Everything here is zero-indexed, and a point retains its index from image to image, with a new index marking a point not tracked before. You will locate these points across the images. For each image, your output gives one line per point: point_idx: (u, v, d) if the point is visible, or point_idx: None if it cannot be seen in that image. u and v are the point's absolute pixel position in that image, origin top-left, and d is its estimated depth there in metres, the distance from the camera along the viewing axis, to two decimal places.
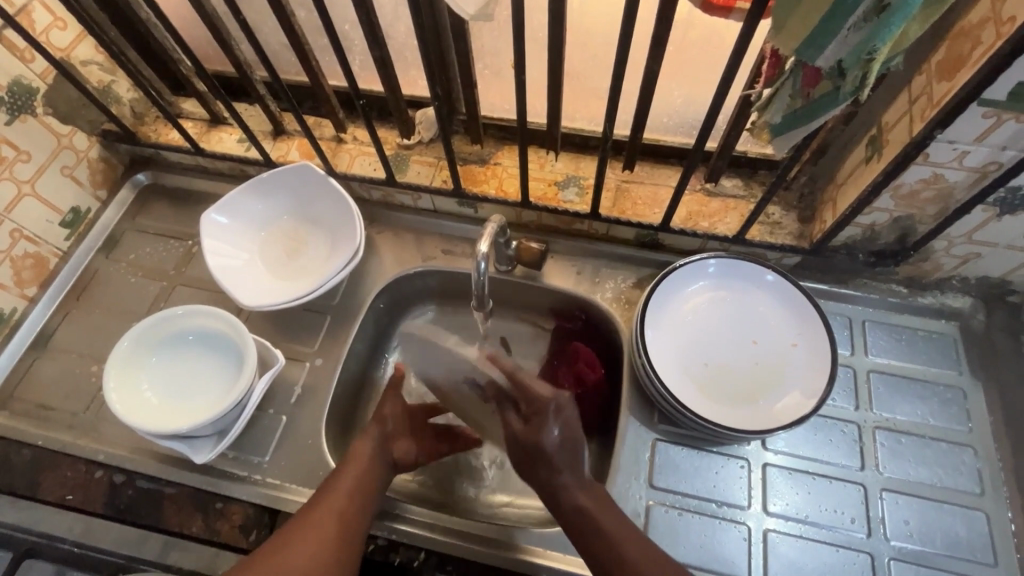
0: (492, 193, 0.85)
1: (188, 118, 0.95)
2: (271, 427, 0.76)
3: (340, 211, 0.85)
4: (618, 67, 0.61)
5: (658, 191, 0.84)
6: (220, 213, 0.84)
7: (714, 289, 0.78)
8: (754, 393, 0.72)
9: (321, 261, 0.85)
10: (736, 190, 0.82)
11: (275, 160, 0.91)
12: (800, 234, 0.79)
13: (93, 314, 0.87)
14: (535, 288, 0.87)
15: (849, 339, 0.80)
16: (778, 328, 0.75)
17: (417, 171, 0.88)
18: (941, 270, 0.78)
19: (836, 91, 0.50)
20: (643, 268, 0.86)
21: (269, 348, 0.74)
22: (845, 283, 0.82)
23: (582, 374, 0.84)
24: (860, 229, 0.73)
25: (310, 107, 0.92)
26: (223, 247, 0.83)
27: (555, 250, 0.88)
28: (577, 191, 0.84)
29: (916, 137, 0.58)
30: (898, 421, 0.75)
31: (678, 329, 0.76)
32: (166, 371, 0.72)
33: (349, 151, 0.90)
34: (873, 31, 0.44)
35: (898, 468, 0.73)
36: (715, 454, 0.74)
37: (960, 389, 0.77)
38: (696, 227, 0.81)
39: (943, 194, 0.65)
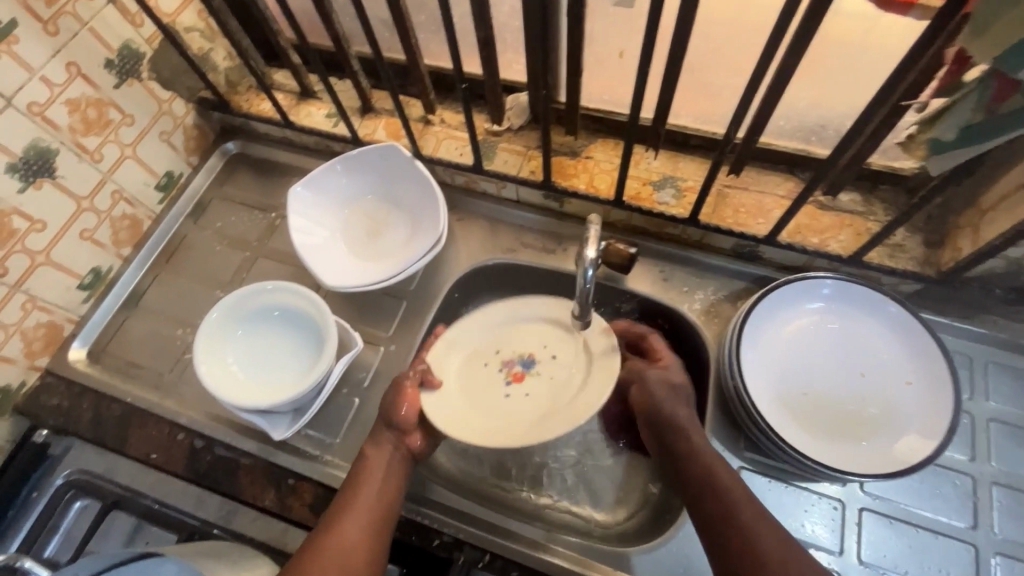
0: (582, 188, 0.81)
1: (279, 89, 0.95)
2: (344, 408, 0.76)
3: (423, 197, 0.82)
4: None
5: (764, 199, 0.77)
6: (304, 189, 0.83)
7: (818, 313, 0.71)
8: (856, 430, 0.66)
9: (401, 245, 0.83)
10: (853, 205, 0.75)
11: (362, 137, 0.90)
12: (925, 260, 0.72)
13: (181, 277, 0.89)
14: (617, 291, 0.83)
15: (967, 381, 0.72)
16: (891, 363, 0.68)
17: (505, 159, 0.85)
18: None
19: None
20: (735, 281, 0.80)
21: (349, 331, 0.74)
22: (969, 318, 0.73)
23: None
24: (1003, 262, 0.65)
25: (399, 85, 0.90)
26: (306, 223, 0.83)
27: (641, 253, 0.83)
28: (674, 193, 0.79)
29: None
30: (1019, 478, 0.67)
31: (774, 351, 0.71)
32: (251, 345, 0.73)
33: (436, 134, 0.88)
34: None
35: (1016, 531, 0.65)
36: (806, 491, 0.68)
37: None
38: (805, 243, 0.74)
39: None
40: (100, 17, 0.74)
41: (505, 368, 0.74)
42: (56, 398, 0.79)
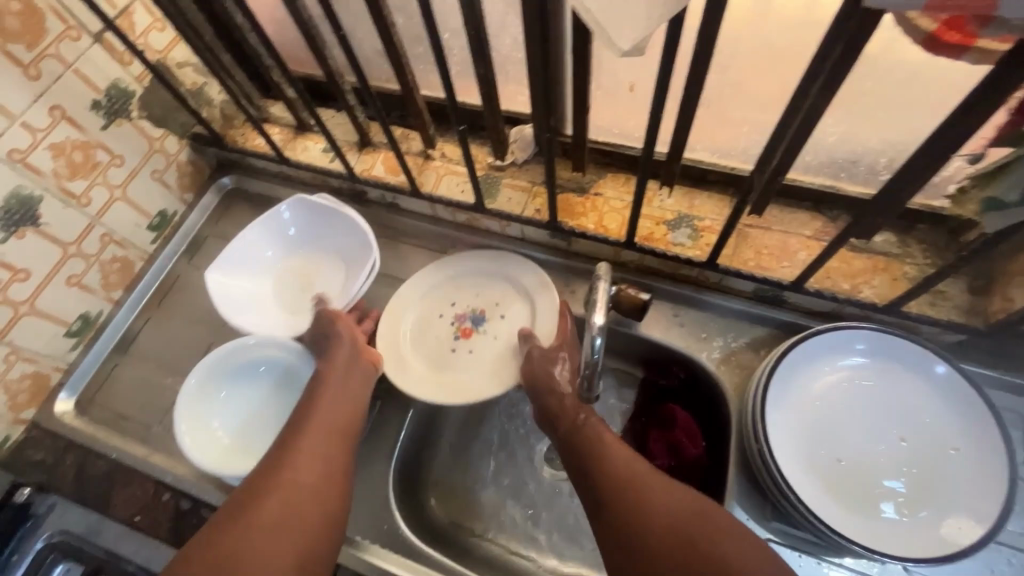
0: (590, 228, 0.76)
1: (275, 123, 0.91)
2: None
3: (352, 235, 0.76)
4: None
5: (789, 240, 0.71)
6: (225, 250, 0.75)
7: (850, 369, 0.65)
8: (896, 501, 0.60)
9: (331, 296, 0.75)
10: (887, 246, 0.68)
11: (359, 173, 0.86)
12: (969, 310, 0.65)
13: (173, 321, 0.86)
14: (630, 337, 0.77)
15: (1020, 443, 0.65)
16: (935, 427, 0.62)
17: (508, 197, 0.80)
18: None
19: None
20: (758, 328, 0.74)
21: None
22: (1021, 372, 0.66)
23: (680, 446, 0.71)
24: None
25: (398, 117, 0.86)
26: (235, 283, 0.75)
27: (655, 295, 0.77)
28: (689, 234, 0.73)
29: None
30: None
31: (798, 407, 0.64)
32: (237, 407, 0.69)
33: (436, 170, 0.83)
34: None
35: None
36: (843, 569, 0.62)
37: None
38: (835, 289, 0.68)
39: None
40: (86, 57, 0.71)
41: (460, 322, 0.78)
42: (41, 453, 0.77)
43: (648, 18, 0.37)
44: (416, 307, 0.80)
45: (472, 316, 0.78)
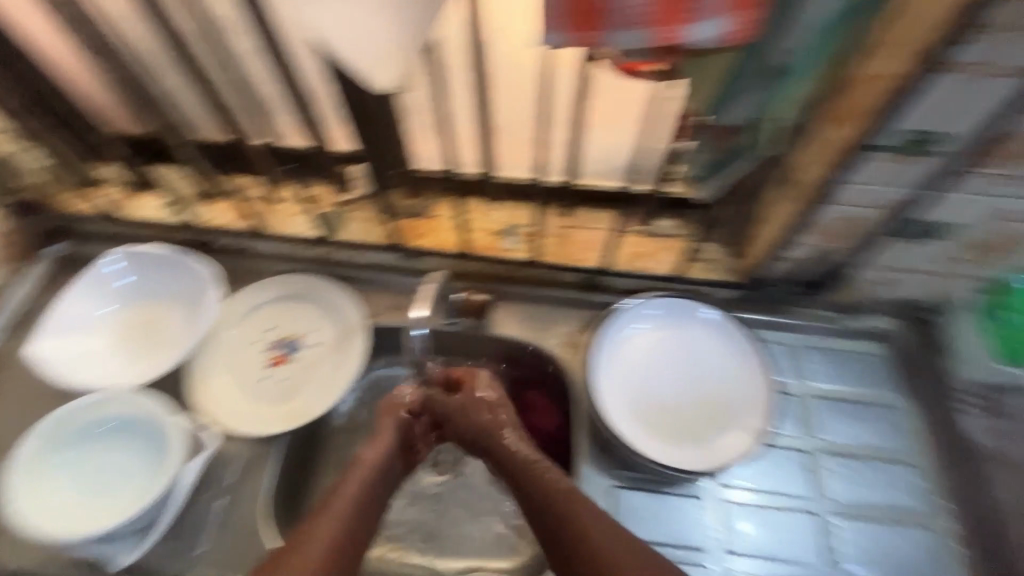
0: (433, 246, 0.86)
1: (109, 183, 0.90)
2: (209, 510, 0.72)
3: (195, 282, 0.80)
4: None
5: (597, 234, 0.85)
6: (49, 316, 0.76)
7: (654, 330, 0.80)
8: (699, 428, 0.74)
9: (175, 339, 0.79)
10: (670, 229, 0.84)
11: (206, 224, 0.88)
12: (733, 269, 0.83)
13: (8, 404, 0.81)
14: (480, 339, 0.84)
15: (790, 367, 0.83)
16: (721, 364, 0.77)
17: (357, 228, 0.87)
18: (865, 295, 0.81)
19: None
20: (589, 310, 0.86)
21: (201, 430, 0.70)
22: (781, 312, 0.85)
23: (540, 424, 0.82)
24: (786, 262, 0.76)
25: (236, 166, 0.87)
26: (66, 350, 0.76)
27: (500, 297, 0.87)
28: (518, 239, 0.86)
29: (823, 180, 0.62)
30: (842, 444, 0.78)
31: (622, 368, 0.77)
32: (84, 469, 0.66)
33: (286, 212, 0.89)
34: None
35: (847, 492, 0.75)
36: (673, 496, 0.74)
37: (894, 406, 0.80)
38: (636, 268, 0.84)
39: (856, 228, 0.68)
40: None
41: (273, 348, 0.83)
42: None
43: None
44: (235, 333, 0.84)
45: (288, 343, 0.83)
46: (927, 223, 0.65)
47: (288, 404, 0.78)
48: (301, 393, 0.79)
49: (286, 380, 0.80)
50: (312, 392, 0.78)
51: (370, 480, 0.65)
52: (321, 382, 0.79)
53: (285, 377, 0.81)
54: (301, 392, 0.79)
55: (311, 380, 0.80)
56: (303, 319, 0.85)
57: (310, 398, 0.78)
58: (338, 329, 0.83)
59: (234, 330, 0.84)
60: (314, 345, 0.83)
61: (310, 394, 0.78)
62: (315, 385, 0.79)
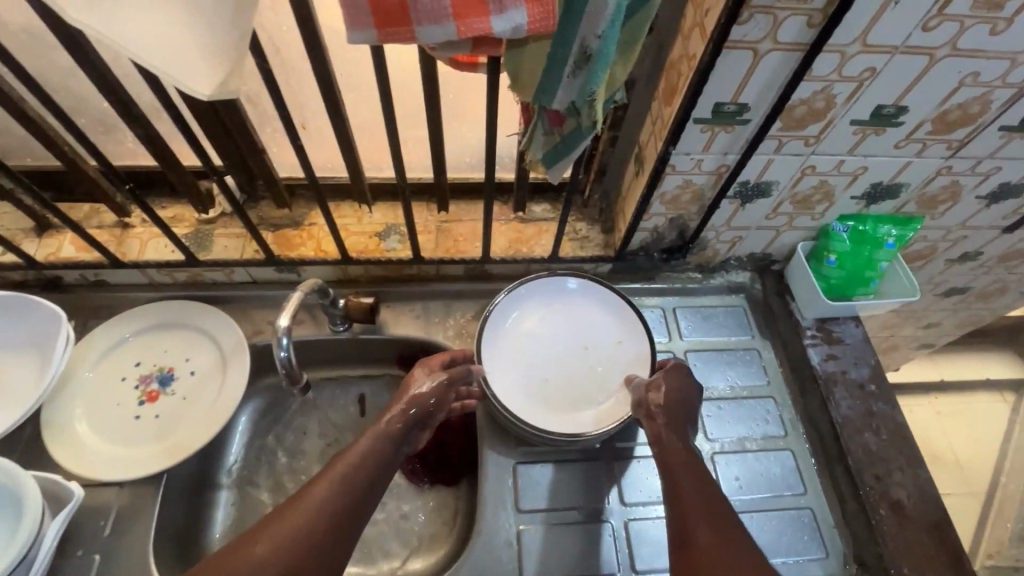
0: (310, 255, 0.82)
1: None
2: (82, 570, 0.65)
3: (37, 324, 0.73)
4: (393, 123, 0.63)
5: (476, 225, 0.87)
6: None
7: (536, 310, 0.83)
8: (592, 397, 0.78)
9: (20, 390, 0.71)
10: (545, 213, 0.89)
11: (43, 260, 0.78)
12: (606, 244, 0.88)
13: None
14: (375, 341, 0.84)
15: (664, 328, 0.90)
16: (602, 328, 0.83)
17: (223, 246, 0.82)
18: (720, 255, 0.91)
19: (579, 127, 0.56)
20: (478, 300, 0.88)
21: (59, 483, 0.63)
22: (652, 279, 0.92)
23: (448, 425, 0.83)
24: (647, 232, 0.83)
25: (79, 194, 0.81)
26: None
27: (388, 299, 0.87)
28: (399, 238, 0.85)
29: (660, 153, 0.68)
30: (714, 389, 0.86)
31: (512, 351, 0.80)
32: None
33: (139, 237, 0.81)
34: (588, 76, 0.50)
35: (722, 431, 0.83)
36: (573, 464, 0.77)
37: (755, 349, 0.90)
38: (517, 254, 0.86)
39: (697, 195, 0.76)
40: None
41: (143, 384, 0.77)
42: None
43: (212, 71, 0.44)
44: (95, 374, 0.76)
45: (159, 375, 0.78)
46: (753, 183, 0.74)
47: (164, 441, 0.73)
48: (179, 426, 0.74)
49: (160, 416, 0.75)
50: (192, 423, 0.74)
51: (370, 470, 0.60)
52: (201, 411, 0.75)
53: (158, 413, 0.75)
54: (178, 426, 0.74)
55: (190, 410, 0.75)
56: (176, 347, 0.80)
57: (190, 430, 0.73)
58: (216, 352, 0.79)
59: (93, 372, 0.76)
60: (191, 373, 0.78)
61: (190, 425, 0.74)
62: (195, 416, 0.75)
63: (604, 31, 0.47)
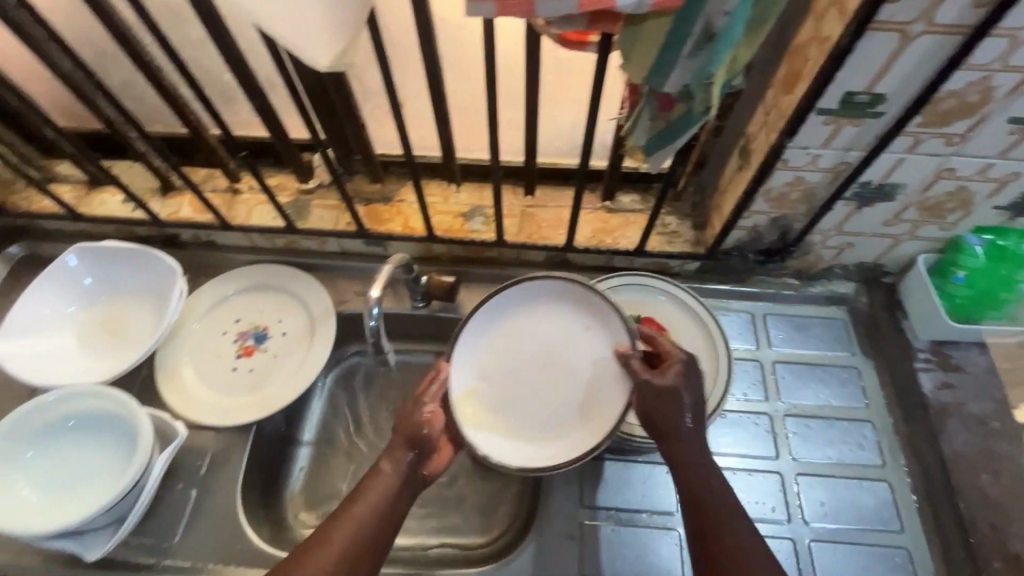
0: (398, 231, 0.84)
1: (63, 181, 0.88)
2: (180, 503, 0.71)
3: (157, 276, 0.80)
4: (494, 102, 0.62)
5: (562, 212, 0.85)
6: (8, 317, 0.75)
7: (490, 339, 0.68)
8: (580, 414, 0.66)
9: (141, 334, 0.79)
10: (633, 204, 0.85)
11: (166, 218, 0.86)
12: (696, 241, 0.84)
13: None
14: (452, 321, 0.85)
15: (752, 335, 0.84)
16: (561, 332, 0.68)
17: (319, 216, 0.86)
18: (823, 261, 0.83)
19: (689, 112, 0.53)
20: None
21: (168, 421, 0.70)
22: (743, 282, 0.86)
23: None
24: (745, 231, 0.78)
25: (198, 159, 0.88)
26: (32, 350, 0.76)
27: (468, 280, 0.87)
28: (483, 220, 0.85)
29: (772, 146, 0.63)
30: (804, 406, 0.80)
31: (485, 360, 0.68)
32: (48, 466, 0.66)
33: (246, 202, 0.87)
34: (707, 58, 0.47)
35: (809, 452, 0.77)
36: (642, 465, 0.75)
37: (854, 368, 0.82)
38: (600, 244, 0.83)
39: (808, 193, 0.70)
40: None
41: (241, 340, 0.83)
42: None
43: (332, 44, 0.46)
44: (201, 326, 0.83)
45: (255, 333, 0.83)
46: (876, 184, 0.67)
47: (256, 394, 0.78)
48: (271, 381, 0.79)
49: (255, 371, 0.80)
50: (282, 380, 0.79)
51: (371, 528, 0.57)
52: (290, 370, 0.79)
53: (253, 368, 0.81)
54: (270, 382, 0.79)
55: (281, 368, 0.80)
56: (271, 308, 0.85)
57: (280, 386, 0.78)
58: (306, 316, 0.83)
59: (200, 324, 0.83)
60: (283, 334, 0.83)
61: (281, 381, 0.79)
62: (285, 374, 0.79)
63: (734, 7, 0.43)
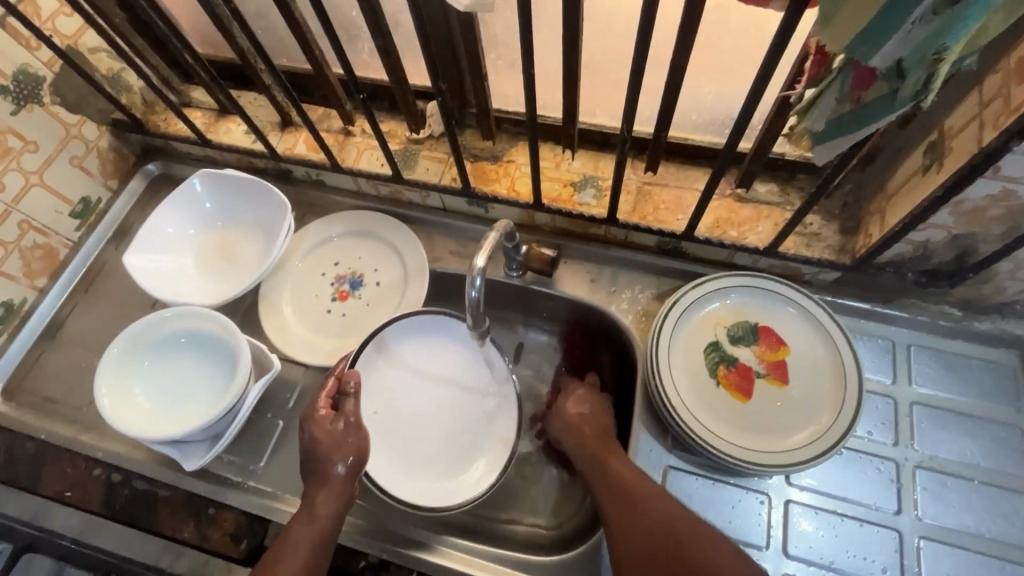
0: (503, 193, 0.80)
1: (197, 107, 0.92)
2: (268, 431, 0.74)
3: (270, 210, 0.82)
4: (638, 61, 0.54)
5: (684, 195, 0.76)
6: (140, 230, 0.79)
7: (374, 377, 0.75)
8: (492, 444, 0.73)
9: (251, 264, 0.82)
10: (770, 196, 0.74)
11: (282, 153, 0.87)
12: (841, 248, 0.71)
13: (101, 307, 0.87)
14: (546, 296, 0.81)
15: (890, 366, 0.72)
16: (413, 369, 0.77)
17: (426, 168, 0.83)
18: (1004, 294, 0.68)
19: (892, 95, 0.42)
20: (664, 279, 0.79)
21: (265, 352, 0.72)
22: (890, 303, 0.73)
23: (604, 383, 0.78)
24: (910, 246, 0.65)
25: (317, 97, 0.88)
26: (154, 264, 0.80)
27: (569, 255, 0.81)
28: (594, 193, 0.78)
29: (985, 147, 0.50)
30: (942, 460, 0.67)
31: (402, 383, 0.76)
32: (159, 376, 0.71)
33: (357, 145, 0.86)
34: (944, 25, 0.36)
35: (939, 515, 0.65)
36: (733, 487, 0.68)
37: (1017, 427, 0.68)
38: (724, 236, 0.74)
39: (1013, 212, 0.56)
40: None
41: (337, 283, 0.84)
42: None
43: None
44: (303, 264, 0.85)
45: (351, 279, 0.84)
46: None
47: (347, 340, 0.79)
48: (362, 329, 0.80)
49: (348, 316, 0.81)
50: (372, 330, 0.79)
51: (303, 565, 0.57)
52: (380, 321, 0.80)
53: (346, 313, 0.82)
54: (362, 329, 0.80)
55: (372, 317, 0.81)
56: (369, 255, 0.85)
57: (369, 335, 0.79)
58: (402, 268, 0.82)
59: (302, 261, 0.85)
60: (378, 284, 0.83)
61: (371, 330, 0.79)
62: (375, 324, 0.80)
63: None
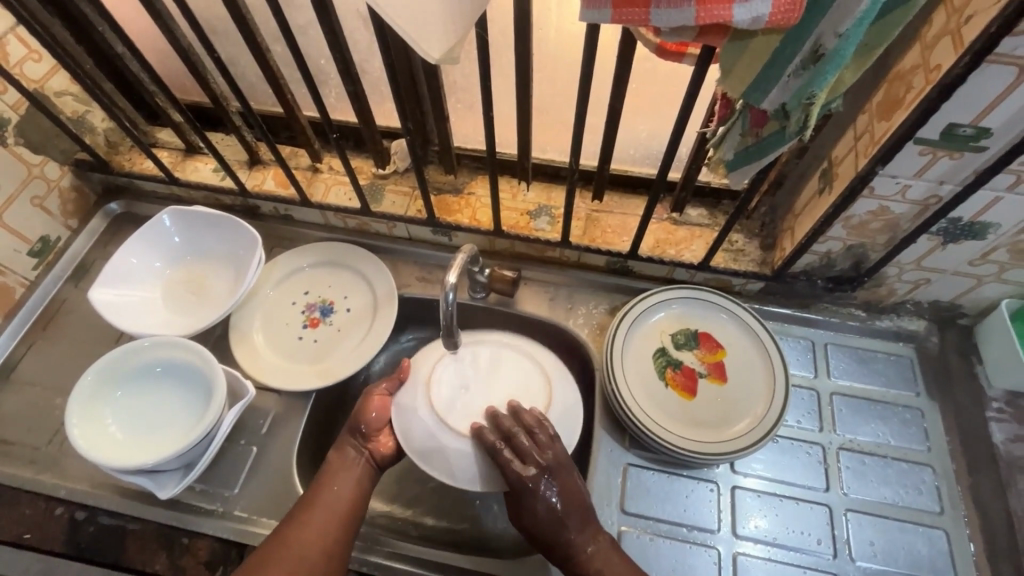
0: (465, 222, 0.87)
1: (163, 147, 0.95)
2: (241, 458, 0.75)
3: (241, 243, 0.85)
4: (581, 104, 0.63)
5: (627, 219, 0.86)
6: (106, 266, 0.81)
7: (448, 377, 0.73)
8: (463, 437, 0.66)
9: (221, 296, 0.84)
10: (701, 219, 0.85)
11: (251, 189, 0.91)
12: (762, 261, 0.82)
13: (59, 344, 0.86)
14: (508, 314, 0.87)
15: (811, 362, 0.82)
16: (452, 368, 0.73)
17: (392, 201, 0.89)
18: (895, 294, 0.80)
19: (782, 130, 0.53)
20: (614, 295, 0.87)
21: (239, 379, 0.74)
22: (807, 308, 0.85)
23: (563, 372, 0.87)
24: (817, 256, 0.76)
25: (285, 137, 0.93)
26: (119, 298, 0.81)
27: (529, 276, 0.89)
28: (549, 220, 0.86)
29: (861, 171, 0.62)
30: (860, 441, 0.77)
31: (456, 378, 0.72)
32: (132, 407, 0.71)
33: (325, 181, 0.91)
34: (811, 77, 0.47)
35: (861, 489, 0.74)
36: (686, 479, 0.75)
37: (918, 409, 0.79)
38: (664, 254, 0.83)
39: (890, 224, 0.68)
40: None
41: (308, 311, 0.87)
42: None
43: (448, 36, 0.48)
44: (273, 294, 0.88)
45: (322, 306, 0.87)
46: (966, 222, 0.64)
47: (318, 365, 0.82)
48: (333, 354, 0.83)
49: (319, 342, 0.84)
50: (344, 354, 0.82)
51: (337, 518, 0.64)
52: (351, 345, 0.83)
53: (317, 341, 0.85)
54: (333, 354, 0.83)
55: (343, 342, 0.84)
56: (340, 284, 0.89)
57: (341, 359, 0.82)
58: (372, 293, 0.87)
59: (272, 292, 0.88)
60: (348, 310, 0.87)
61: (344, 353, 0.82)
62: (345, 348, 0.83)
63: (848, 29, 0.43)
